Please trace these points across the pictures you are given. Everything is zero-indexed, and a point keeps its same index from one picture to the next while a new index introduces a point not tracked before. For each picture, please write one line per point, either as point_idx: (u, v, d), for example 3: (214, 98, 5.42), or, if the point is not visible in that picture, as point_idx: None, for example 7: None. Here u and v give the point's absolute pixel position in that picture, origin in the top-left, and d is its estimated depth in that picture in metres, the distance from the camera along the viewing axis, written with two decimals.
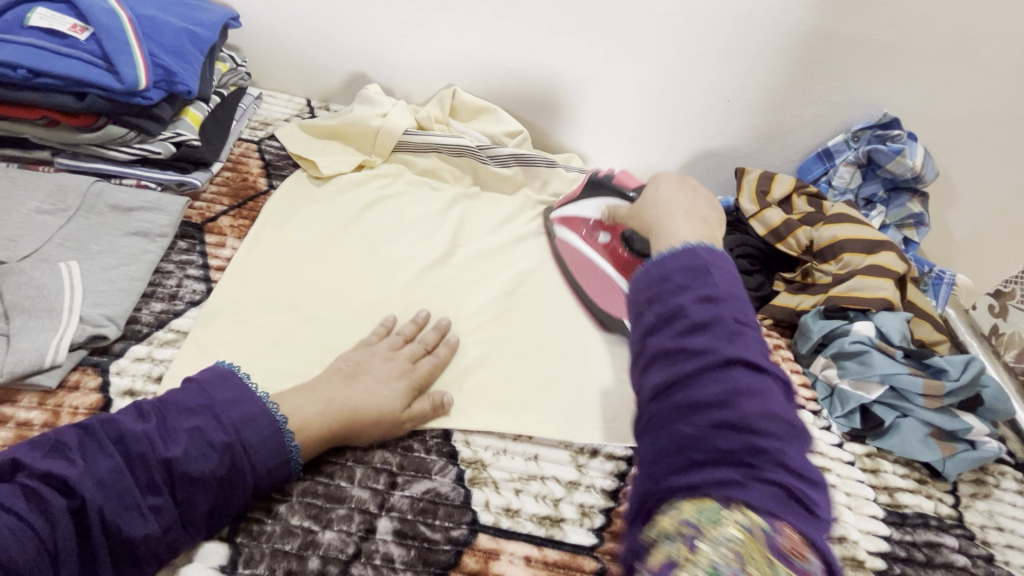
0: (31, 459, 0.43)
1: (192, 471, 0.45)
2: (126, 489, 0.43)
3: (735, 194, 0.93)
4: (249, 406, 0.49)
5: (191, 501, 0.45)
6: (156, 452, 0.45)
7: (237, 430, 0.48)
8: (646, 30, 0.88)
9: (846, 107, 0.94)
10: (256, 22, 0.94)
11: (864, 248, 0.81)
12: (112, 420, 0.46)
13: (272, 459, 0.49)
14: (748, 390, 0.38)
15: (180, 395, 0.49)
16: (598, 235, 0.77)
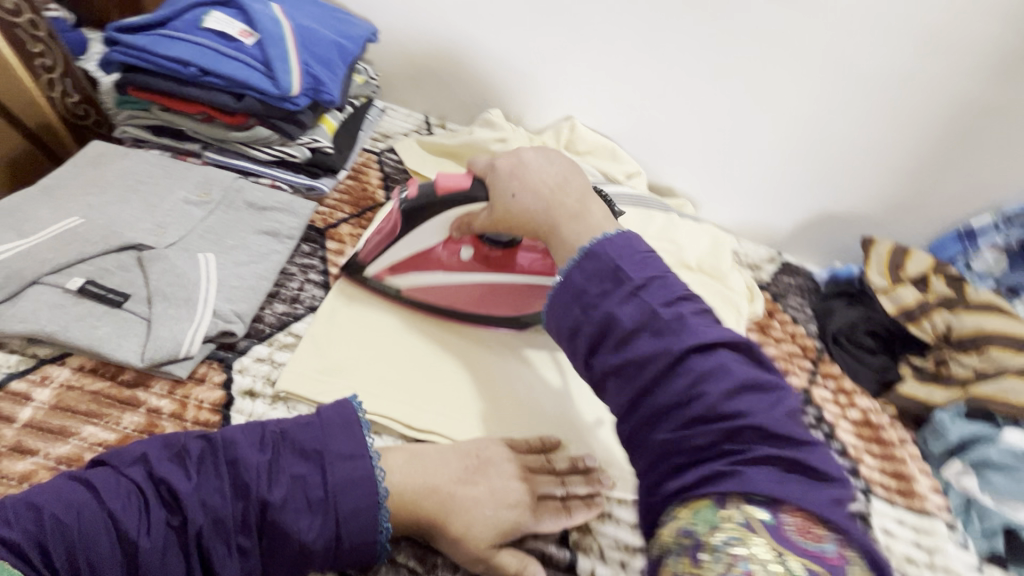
0: (159, 464, 0.43)
1: (283, 524, 0.42)
2: (224, 524, 0.42)
3: (861, 265, 0.87)
4: (356, 471, 0.45)
5: (272, 552, 0.43)
6: (257, 489, 0.43)
7: (332, 493, 0.44)
8: (785, 84, 0.84)
9: (1000, 186, 0.85)
10: (390, 36, 0.96)
11: (1015, 346, 0.72)
12: (232, 442, 0.44)
13: (361, 535, 0.44)
14: (709, 372, 0.44)
15: (301, 430, 0.46)
16: (445, 254, 0.64)
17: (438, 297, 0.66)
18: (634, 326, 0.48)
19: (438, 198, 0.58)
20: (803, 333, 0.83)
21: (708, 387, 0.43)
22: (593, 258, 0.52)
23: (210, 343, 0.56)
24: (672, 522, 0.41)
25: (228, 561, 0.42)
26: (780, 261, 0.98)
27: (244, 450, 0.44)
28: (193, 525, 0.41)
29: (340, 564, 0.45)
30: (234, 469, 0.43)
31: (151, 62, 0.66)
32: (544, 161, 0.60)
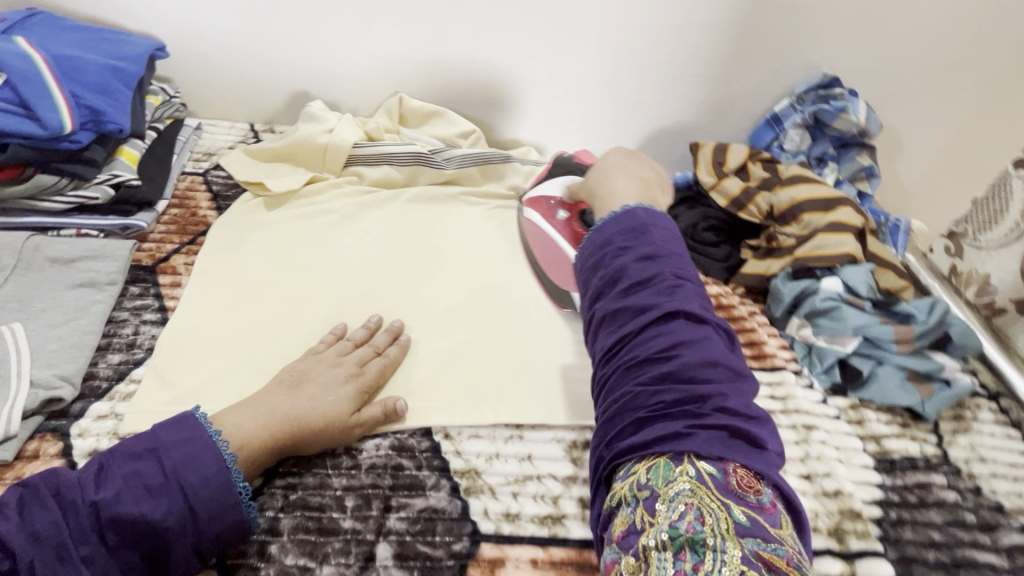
0: None
1: (125, 517, 0.42)
2: (60, 542, 0.41)
3: (692, 169, 0.94)
4: (193, 447, 0.46)
5: (125, 547, 0.42)
6: (87, 497, 0.42)
7: (171, 477, 0.44)
8: (584, 17, 0.88)
9: (788, 71, 0.95)
10: (183, 48, 0.90)
11: (821, 206, 0.82)
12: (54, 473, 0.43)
13: (217, 503, 0.44)
14: (689, 341, 0.47)
15: (128, 441, 0.46)
16: (550, 206, 0.81)
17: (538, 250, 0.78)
18: (642, 280, 0.51)
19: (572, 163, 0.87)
20: None
21: (681, 353, 0.47)
22: (611, 225, 0.56)
23: (37, 416, 0.52)
24: (631, 474, 0.44)
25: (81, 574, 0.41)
26: None
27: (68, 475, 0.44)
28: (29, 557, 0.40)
29: (205, 543, 0.44)
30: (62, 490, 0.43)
31: None
32: (627, 159, 0.71)
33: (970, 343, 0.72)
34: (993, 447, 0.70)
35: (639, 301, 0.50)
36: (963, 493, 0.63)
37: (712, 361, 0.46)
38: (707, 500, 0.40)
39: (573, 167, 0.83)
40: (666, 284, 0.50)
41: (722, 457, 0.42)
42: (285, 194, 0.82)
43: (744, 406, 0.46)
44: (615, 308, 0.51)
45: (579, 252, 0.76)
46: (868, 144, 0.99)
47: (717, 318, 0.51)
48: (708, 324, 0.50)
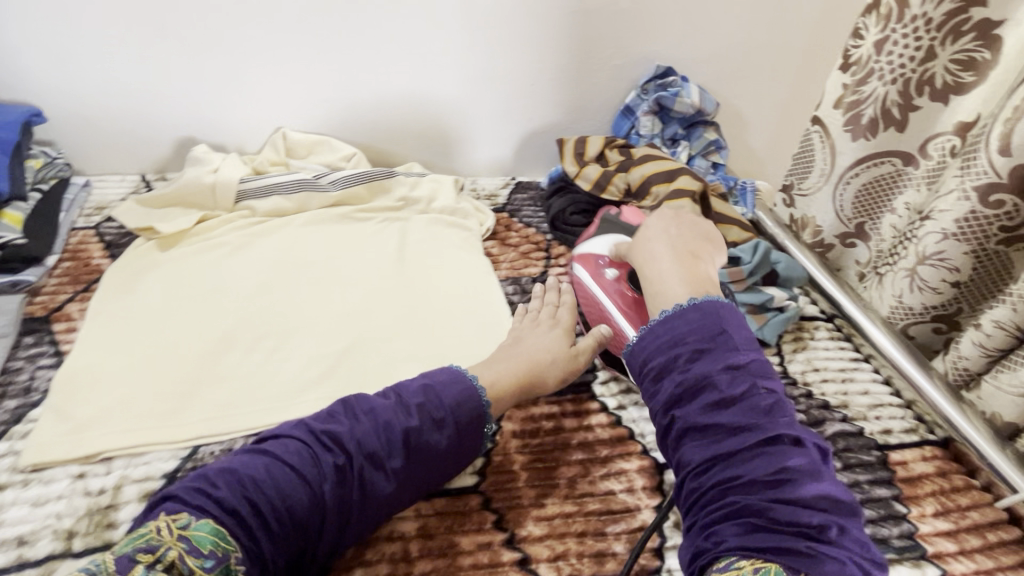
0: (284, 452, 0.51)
1: (368, 462, 0.52)
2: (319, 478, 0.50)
3: (560, 162, 1.04)
4: (435, 391, 0.57)
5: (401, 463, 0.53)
6: (326, 449, 0.51)
7: (424, 407, 0.55)
8: (439, 42, 0.97)
9: (630, 67, 1.08)
10: (61, 112, 0.94)
11: (665, 177, 0.95)
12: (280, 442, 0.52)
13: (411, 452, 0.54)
14: (802, 470, 0.48)
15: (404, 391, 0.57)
16: (600, 263, 0.74)
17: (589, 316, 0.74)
18: (738, 397, 0.51)
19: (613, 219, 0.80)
20: (535, 232, 1.00)
21: (796, 480, 0.47)
22: (675, 325, 0.56)
23: None
24: (737, 561, 0.44)
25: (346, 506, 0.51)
26: (513, 183, 1.15)
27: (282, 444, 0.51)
28: (273, 505, 0.47)
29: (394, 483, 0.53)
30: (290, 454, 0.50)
31: None
32: (674, 228, 0.69)
33: (795, 275, 0.85)
34: (825, 358, 0.82)
35: (732, 420, 0.50)
36: (796, 398, 0.74)
37: (826, 495, 0.47)
38: None
39: (613, 224, 0.78)
40: (762, 406, 0.51)
41: None
42: (177, 234, 0.87)
43: (850, 537, 0.46)
44: (702, 423, 0.51)
45: (620, 312, 0.70)
46: (710, 121, 1.14)
47: (816, 440, 0.52)
48: (810, 449, 0.50)
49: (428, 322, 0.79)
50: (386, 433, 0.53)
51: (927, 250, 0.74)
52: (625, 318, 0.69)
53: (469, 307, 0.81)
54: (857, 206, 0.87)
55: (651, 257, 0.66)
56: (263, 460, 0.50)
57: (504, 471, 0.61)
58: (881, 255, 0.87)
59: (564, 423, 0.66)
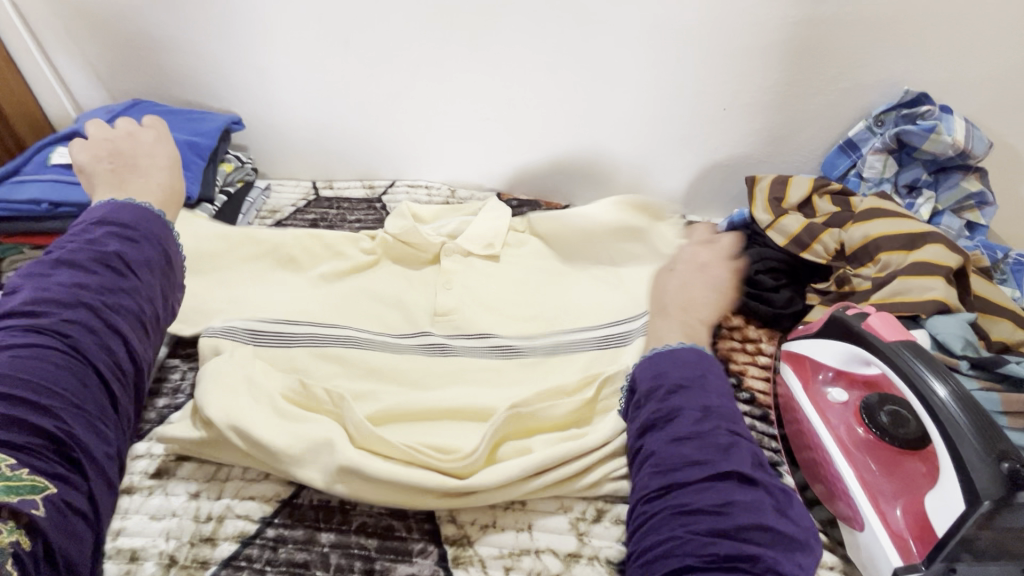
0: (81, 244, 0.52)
1: (105, 287, 0.50)
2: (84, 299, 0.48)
3: (748, 206, 0.84)
4: (131, 208, 0.56)
5: (118, 290, 0.50)
6: (43, 306, 0.47)
7: (133, 221, 0.55)
8: (620, 60, 0.85)
9: (861, 92, 0.84)
10: (255, 119, 1.01)
11: (903, 244, 0.70)
12: (64, 260, 0.50)
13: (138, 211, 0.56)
14: (745, 504, 0.44)
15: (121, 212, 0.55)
16: (818, 376, 0.60)
17: (795, 430, 0.60)
18: (692, 432, 0.48)
19: (854, 324, 0.56)
20: None
21: (746, 527, 0.42)
22: (671, 360, 0.54)
23: None
24: None
25: (124, 322, 0.50)
26: (682, 223, 0.98)
27: (97, 233, 0.53)
28: (59, 373, 0.44)
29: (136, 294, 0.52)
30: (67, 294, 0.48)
31: (8, 210, 0.72)
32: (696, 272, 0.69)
33: None
34: None
35: (689, 455, 0.47)
36: None
37: (763, 523, 0.43)
38: None
39: (846, 329, 0.56)
40: (721, 441, 0.47)
41: None
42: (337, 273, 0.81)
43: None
44: (663, 452, 0.48)
45: (836, 445, 0.55)
46: (975, 166, 0.83)
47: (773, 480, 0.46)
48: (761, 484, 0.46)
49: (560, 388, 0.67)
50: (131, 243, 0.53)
51: None
52: (843, 454, 0.54)
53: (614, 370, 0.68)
54: None
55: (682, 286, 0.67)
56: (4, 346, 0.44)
57: None
58: None
59: None
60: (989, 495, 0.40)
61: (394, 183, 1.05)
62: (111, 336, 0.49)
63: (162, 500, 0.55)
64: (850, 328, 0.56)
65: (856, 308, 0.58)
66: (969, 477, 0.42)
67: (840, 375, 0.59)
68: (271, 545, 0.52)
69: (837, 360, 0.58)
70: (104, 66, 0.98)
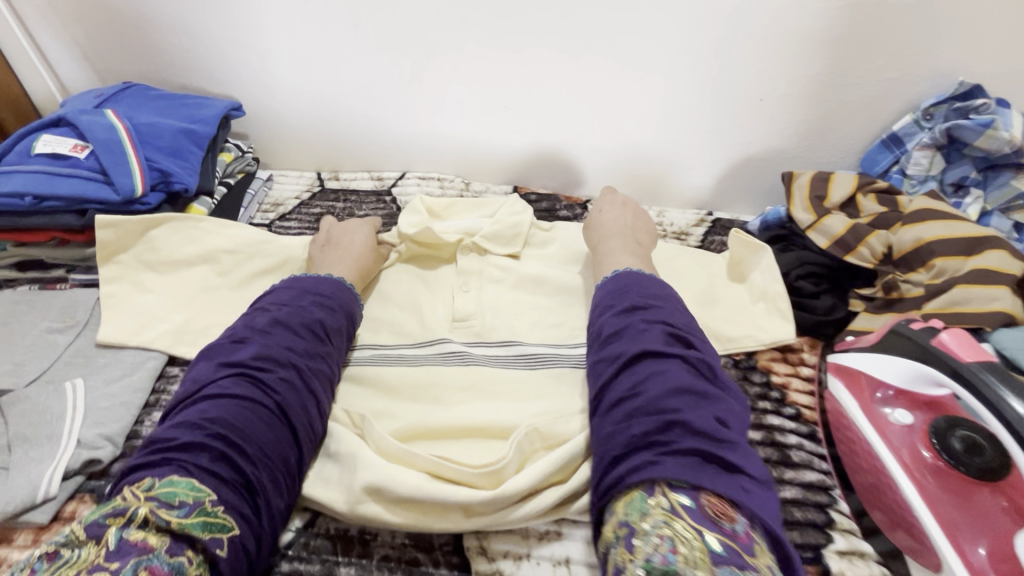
0: (290, 314, 0.57)
1: (304, 351, 0.55)
2: (292, 360, 0.53)
3: (786, 204, 0.79)
4: (330, 282, 0.64)
5: (316, 358, 0.55)
6: (255, 352, 0.52)
7: (334, 296, 0.62)
8: (654, 46, 0.79)
9: (910, 82, 0.78)
10: (255, 104, 0.94)
11: (961, 249, 0.65)
12: (279, 320, 0.56)
13: (330, 289, 0.62)
14: (659, 385, 0.46)
15: (316, 283, 0.62)
16: (877, 395, 0.56)
17: (850, 452, 0.56)
18: (618, 342, 0.51)
19: (926, 342, 0.52)
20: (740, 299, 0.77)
21: (655, 398, 0.45)
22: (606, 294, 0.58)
23: (79, 476, 0.53)
24: (613, 514, 0.42)
25: (317, 385, 0.54)
26: (709, 220, 0.93)
27: (304, 301, 0.59)
28: (264, 420, 0.48)
29: (317, 373, 0.54)
30: (285, 357, 0.53)
31: None
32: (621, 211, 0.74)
33: None
34: None
35: (614, 361, 0.50)
36: None
37: (680, 393, 0.45)
38: (686, 536, 0.37)
39: (917, 346, 0.52)
40: (638, 340, 0.50)
41: (695, 483, 0.40)
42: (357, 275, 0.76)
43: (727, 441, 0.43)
44: (598, 369, 0.51)
45: (902, 467, 0.50)
46: None
47: (694, 365, 0.48)
48: (680, 368, 0.48)
49: None
50: (332, 309, 0.61)
51: None
52: (908, 474, 0.50)
53: None
54: None
55: (597, 229, 0.72)
56: (228, 381, 0.49)
57: None
58: None
59: None
60: None
61: (404, 174, 0.99)
62: (303, 399, 0.52)
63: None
64: (921, 344, 0.52)
65: (922, 323, 0.54)
66: None
67: (902, 394, 0.55)
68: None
69: (902, 379, 0.53)
70: (92, 45, 0.91)
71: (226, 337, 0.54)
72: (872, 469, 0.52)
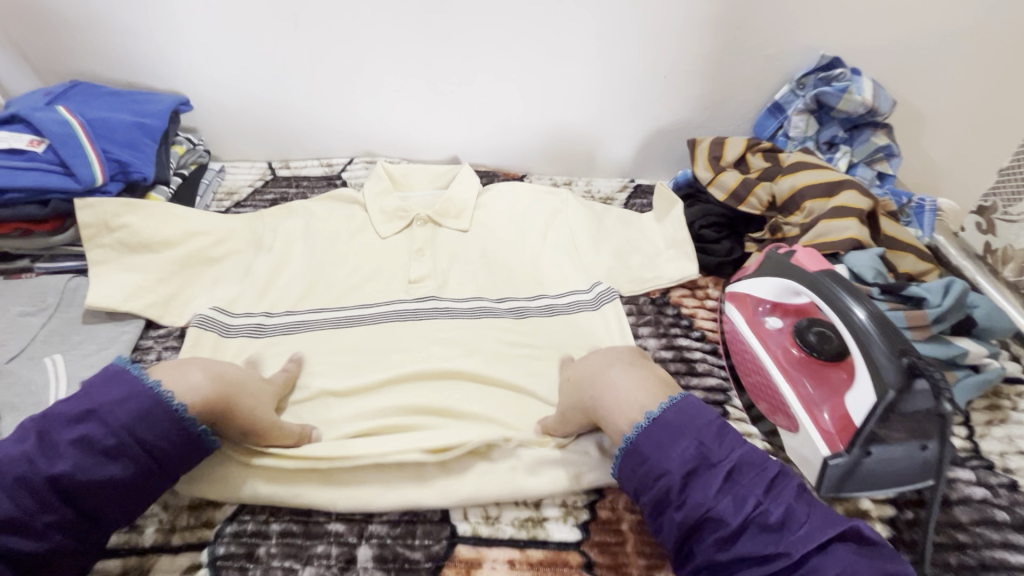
0: (60, 428, 0.47)
1: (89, 481, 0.46)
2: (36, 491, 0.45)
3: (690, 166, 0.92)
4: (140, 395, 0.49)
5: (100, 491, 0.47)
6: (43, 471, 0.45)
7: (126, 431, 0.48)
8: (568, 33, 0.89)
9: (785, 58, 0.92)
10: (202, 99, 0.99)
11: (825, 192, 0.79)
12: (78, 443, 0.46)
13: (134, 409, 0.48)
14: (753, 473, 0.46)
15: (108, 394, 0.49)
16: (758, 309, 0.68)
17: (742, 359, 0.68)
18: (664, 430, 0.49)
19: (787, 261, 0.64)
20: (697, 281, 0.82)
21: (766, 498, 0.45)
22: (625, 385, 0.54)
23: None
24: None
25: (118, 510, 0.48)
26: (632, 186, 1.05)
27: (161, 410, 0.49)
28: (32, 532, 0.44)
29: (111, 504, 0.48)
30: (71, 487, 0.46)
31: None
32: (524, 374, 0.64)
33: (999, 326, 0.67)
34: None
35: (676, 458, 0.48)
36: (995, 489, 0.57)
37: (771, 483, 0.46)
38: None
39: (781, 263, 0.65)
40: (707, 428, 0.49)
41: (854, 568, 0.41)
42: (321, 249, 0.83)
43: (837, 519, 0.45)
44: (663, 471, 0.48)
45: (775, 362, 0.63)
46: (882, 123, 0.94)
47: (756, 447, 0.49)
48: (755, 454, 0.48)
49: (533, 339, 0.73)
50: (131, 425, 0.48)
51: None
52: (783, 373, 0.62)
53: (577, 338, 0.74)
54: None
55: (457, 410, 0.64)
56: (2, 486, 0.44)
57: (611, 530, 0.53)
58: None
59: None
60: (893, 384, 0.49)
61: (353, 160, 1.06)
62: (116, 513, 0.48)
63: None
64: (783, 263, 0.64)
65: (788, 248, 0.66)
66: (879, 373, 0.51)
67: (777, 306, 0.67)
68: (269, 511, 0.54)
69: (773, 292, 0.66)
70: (31, 47, 0.94)
71: (39, 419, 0.48)
72: (756, 369, 0.65)
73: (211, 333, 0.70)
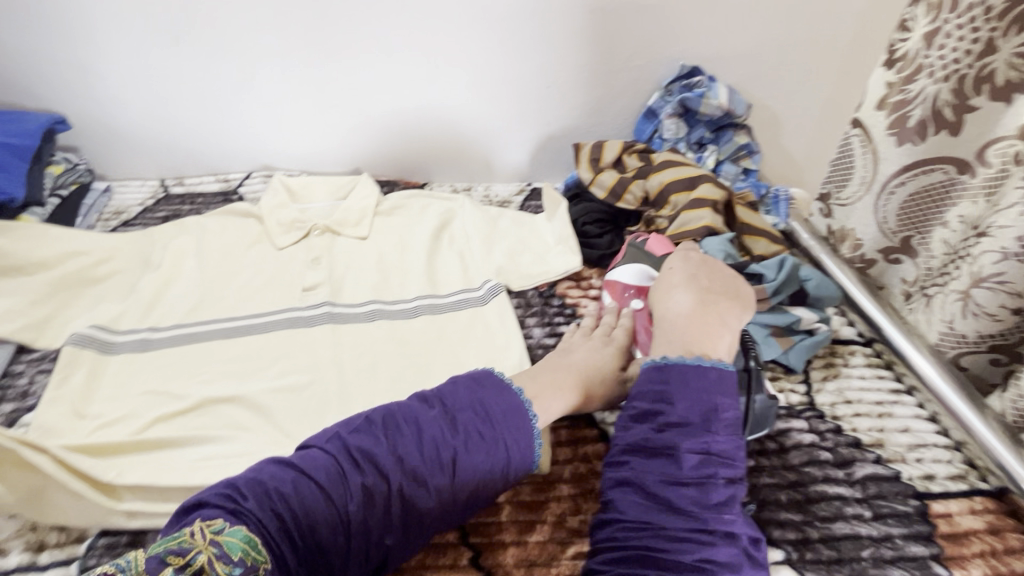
0: (449, 410, 0.53)
1: (406, 499, 0.48)
2: (421, 468, 0.49)
3: (576, 168, 1.00)
4: (505, 401, 0.54)
5: (401, 516, 0.49)
6: (421, 459, 0.50)
7: (496, 431, 0.52)
8: (452, 46, 0.94)
9: (652, 67, 1.01)
10: (82, 118, 0.97)
11: (686, 186, 0.87)
12: (444, 438, 0.51)
13: (482, 445, 0.52)
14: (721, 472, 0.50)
15: (494, 397, 0.55)
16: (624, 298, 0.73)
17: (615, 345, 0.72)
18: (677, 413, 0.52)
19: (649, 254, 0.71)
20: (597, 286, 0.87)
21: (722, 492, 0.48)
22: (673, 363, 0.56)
23: None
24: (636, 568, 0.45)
25: (388, 538, 0.48)
26: (529, 189, 1.10)
27: (504, 425, 0.53)
28: (333, 514, 0.46)
29: (389, 534, 0.48)
30: (452, 473, 0.50)
31: None
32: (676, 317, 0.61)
33: (827, 295, 0.78)
34: (860, 389, 0.73)
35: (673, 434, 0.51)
36: (821, 434, 0.66)
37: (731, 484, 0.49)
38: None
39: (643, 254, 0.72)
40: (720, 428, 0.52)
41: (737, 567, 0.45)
42: (210, 264, 0.83)
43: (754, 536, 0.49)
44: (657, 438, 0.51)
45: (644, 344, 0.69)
46: (742, 124, 1.05)
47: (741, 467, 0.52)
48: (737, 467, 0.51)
49: (425, 337, 0.76)
50: (499, 442, 0.52)
51: (983, 272, 0.66)
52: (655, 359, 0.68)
53: (467, 333, 0.78)
54: (902, 219, 0.79)
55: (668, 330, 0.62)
56: (290, 473, 0.47)
57: (485, 504, 0.58)
58: (930, 273, 0.78)
59: (558, 452, 0.63)
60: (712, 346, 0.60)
61: (252, 174, 1.05)
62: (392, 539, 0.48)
63: (3, 516, 0.55)
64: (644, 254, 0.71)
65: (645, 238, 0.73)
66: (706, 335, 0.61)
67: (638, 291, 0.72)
68: (138, 536, 0.54)
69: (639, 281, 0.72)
70: None
71: (437, 395, 0.55)
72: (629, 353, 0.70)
73: (88, 352, 0.69)
